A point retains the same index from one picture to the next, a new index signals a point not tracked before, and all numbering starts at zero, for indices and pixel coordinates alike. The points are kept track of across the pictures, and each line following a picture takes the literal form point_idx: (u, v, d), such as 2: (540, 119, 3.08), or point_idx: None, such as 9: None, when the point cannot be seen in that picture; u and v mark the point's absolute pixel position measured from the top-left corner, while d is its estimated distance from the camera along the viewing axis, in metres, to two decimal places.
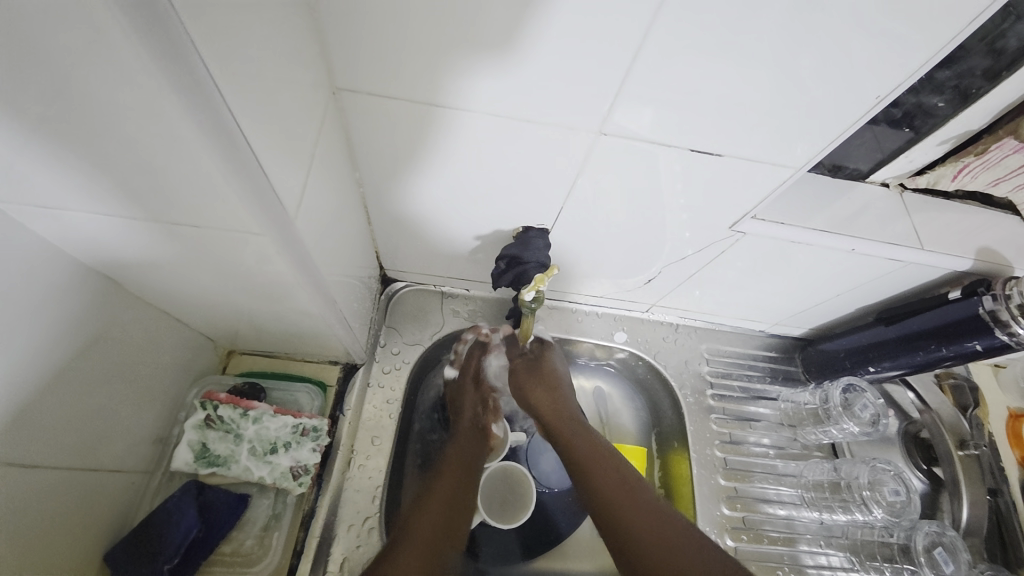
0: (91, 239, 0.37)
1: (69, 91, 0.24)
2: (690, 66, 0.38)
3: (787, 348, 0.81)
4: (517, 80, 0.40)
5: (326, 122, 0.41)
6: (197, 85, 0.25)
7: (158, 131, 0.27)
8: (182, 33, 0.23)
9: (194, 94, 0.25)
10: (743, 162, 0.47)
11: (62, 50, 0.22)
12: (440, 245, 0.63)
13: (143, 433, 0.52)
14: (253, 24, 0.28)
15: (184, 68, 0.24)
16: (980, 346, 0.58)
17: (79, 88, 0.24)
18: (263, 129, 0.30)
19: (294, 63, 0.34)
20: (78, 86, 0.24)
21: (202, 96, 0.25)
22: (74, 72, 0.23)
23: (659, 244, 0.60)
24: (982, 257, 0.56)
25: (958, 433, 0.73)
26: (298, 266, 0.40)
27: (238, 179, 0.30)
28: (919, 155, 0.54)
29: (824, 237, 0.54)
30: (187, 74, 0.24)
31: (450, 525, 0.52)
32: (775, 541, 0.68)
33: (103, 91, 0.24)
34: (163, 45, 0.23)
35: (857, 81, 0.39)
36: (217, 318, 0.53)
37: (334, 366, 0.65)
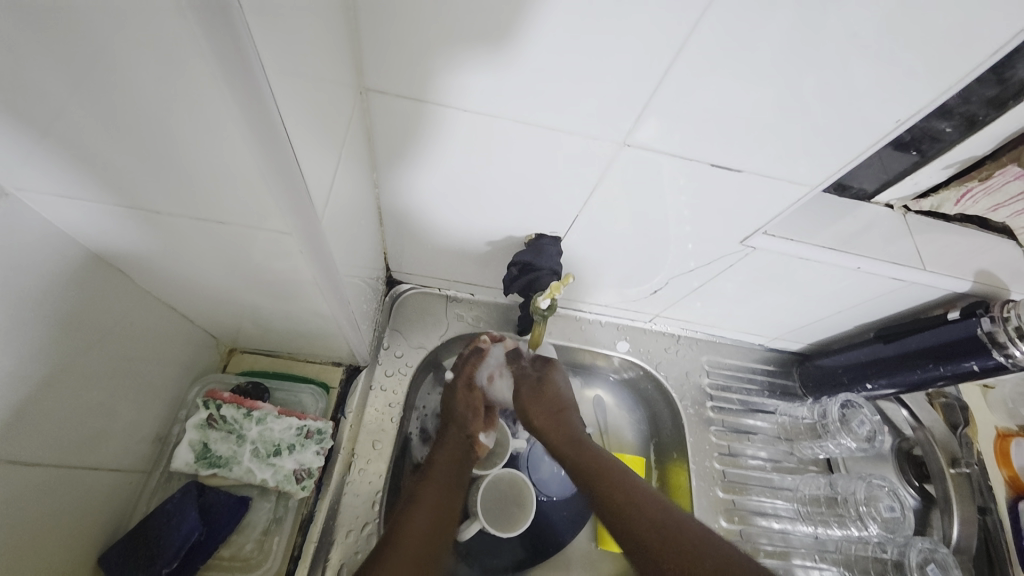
0: (106, 228, 0.36)
1: (114, 75, 0.24)
2: (712, 84, 0.39)
3: (785, 362, 0.82)
4: (533, 86, 0.40)
5: (353, 123, 0.41)
6: (248, 80, 0.24)
7: (196, 123, 0.26)
8: (242, 35, 0.23)
9: (241, 89, 0.25)
10: (758, 178, 0.48)
11: (109, 38, 0.22)
12: (451, 249, 0.63)
13: (142, 429, 0.50)
14: (299, 20, 0.28)
15: (238, 63, 0.24)
16: (976, 367, 0.59)
17: (123, 73, 0.23)
18: (302, 127, 0.30)
19: (330, 62, 0.33)
20: (121, 71, 0.23)
21: (251, 91, 0.25)
22: (125, 58, 0.23)
23: (667, 256, 0.61)
24: (979, 279, 0.58)
25: (949, 451, 0.75)
26: (318, 266, 0.40)
27: (271, 177, 0.29)
28: (925, 177, 0.55)
29: (830, 254, 0.55)
30: (239, 67, 0.24)
31: (438, 531, 0.53)
32: (770, 555, 0.68)
33: (149, 78, 0.24)
34: (219, 34, 0.22)
35: (874, 106, 0.40)
36: (224, 314, 0.52)
37: (336, 367, 0.65)
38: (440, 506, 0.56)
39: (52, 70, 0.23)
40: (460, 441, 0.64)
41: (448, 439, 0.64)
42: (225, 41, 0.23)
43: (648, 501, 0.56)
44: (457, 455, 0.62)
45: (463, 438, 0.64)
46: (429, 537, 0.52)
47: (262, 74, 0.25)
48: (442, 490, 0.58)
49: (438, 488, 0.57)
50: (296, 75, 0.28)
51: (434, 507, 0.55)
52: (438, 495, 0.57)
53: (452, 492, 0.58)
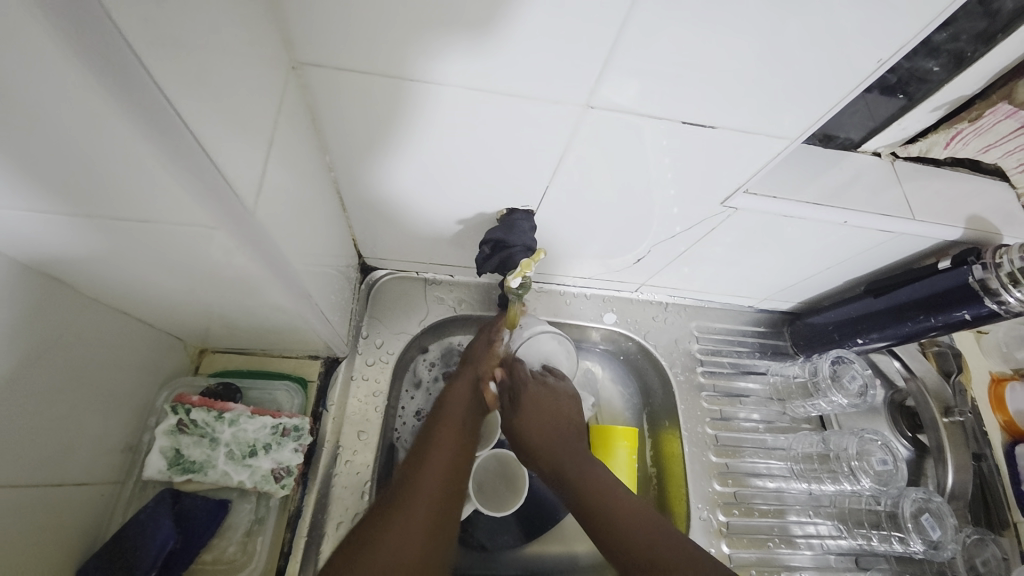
0: (26, 237, 0.33)
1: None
2: (676, 38, 0.36)
3: (776, 322, 0.81)
4: (484, 55, 0.37)
5: (286, 101, 0.37)
6: (136, 82, 0.23)
7: (85, 122, 0.23)
8: (102, 10, 0.20)
9: (131, 90, 0.23)
10: (737, 135, 0.45)
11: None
12: (421, 230, 0.60)
13: (111, 441, 0.49)
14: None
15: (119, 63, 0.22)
16: (969, 315, 0.58)
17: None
18: (214, 125, 0.28)
19: (239, 37, 0.30)
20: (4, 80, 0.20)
21: (143, 94, 0.23)
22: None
23: (649, 221, 0.58)
24: (971, 226, 0.56)
25: (942, 400, 0.75)
26: (263, 259, 0.37)
27: (180, 167, 0.27)
28: (912, 122, 0.52)
29: (815, 210, 0.53)
30: (123, 67, 0.22)
31: (453, 477, 0.55)
32: (765, 513, 0.69)
33: (23, 94, 0.21)
34: (83, 20, 0.20)
35: (852, 51, 0.37)
36: (184, 316, 0.49)
37: (313, 361, 0.63)
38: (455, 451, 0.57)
39: None
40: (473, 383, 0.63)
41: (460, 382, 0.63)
42: (82, 14, 0.20)
43: (633, 510, 0.56)
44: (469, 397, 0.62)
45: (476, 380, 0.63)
46: (446, 484, 0.54)
47: (153, 77, 0.23)
48: (455, 434, 0.59)
49: (452, 432, 0.58)
50: (193, 67, 0.26)
51: (450, 450, 0.57)
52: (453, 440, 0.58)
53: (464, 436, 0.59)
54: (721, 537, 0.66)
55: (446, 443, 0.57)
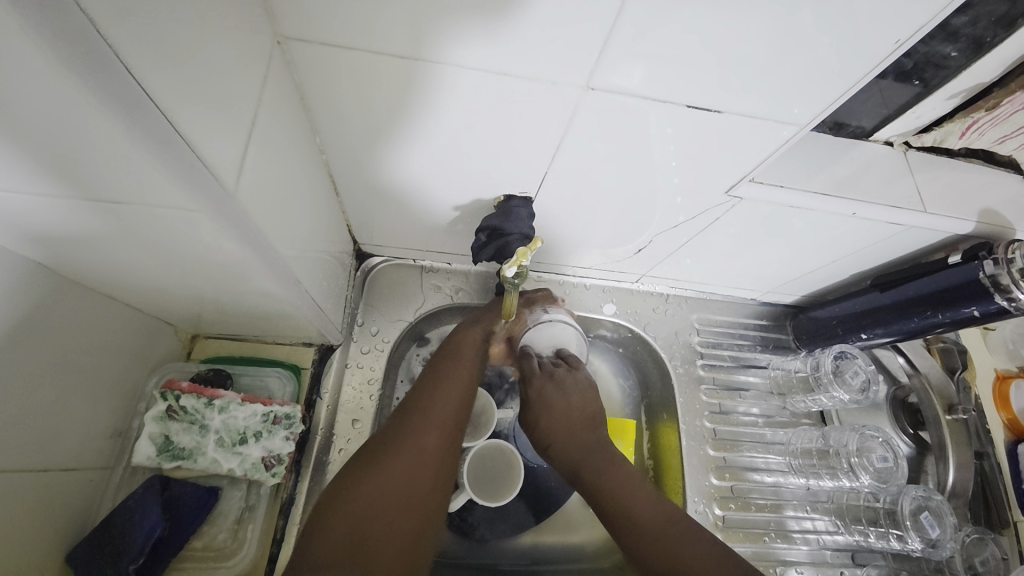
0: (0, 218, 0.32)
1: None
2: (680, 16, 0.34)
3: (778, 316, 0.80)
4: (479, 31, 0.35)
5: (270, 78, 0.35)
6: (87, 42, 0.21)
7: (51, 101, 0.22)
8: None
9: (91, 60, 0.22)
10: (743, 120, 0.43)
11: None
12: (417, 216, 0.59)
13: (99, 426, 0.48)
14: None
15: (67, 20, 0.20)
16: (977, 312, 0.56)
17: None
18: (184, 96, 0.26)
19: (216, 7, 0.28)
20: None
21: (98, 57, 0.22)
22: None
23: (650, 210, 0.56)
24: (984, 220, 0.54)
25: (946, 397, 0.73)
26: (248, 244, 0.36)
27: (159, 148, 0.26)
28: (927, 110, 0.50)
29: (822, 201, 0.51)
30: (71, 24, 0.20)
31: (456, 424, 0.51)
32: (762, 508, 0.68)
33: None
34: None
35: (866, 31, 0.35)
36: (172, 301, 0.48)
37: (307, 348, 0.62)
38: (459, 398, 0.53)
39: None
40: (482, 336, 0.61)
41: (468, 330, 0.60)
42: None
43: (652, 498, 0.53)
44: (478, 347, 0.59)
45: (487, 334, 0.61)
46: (448, 432, 0.50)
47: (105, 36, 0.21)
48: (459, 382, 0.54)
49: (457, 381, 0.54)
50: (158, 33, 0.24)
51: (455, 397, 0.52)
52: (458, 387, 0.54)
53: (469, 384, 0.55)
54: (717, 530, 0.66)
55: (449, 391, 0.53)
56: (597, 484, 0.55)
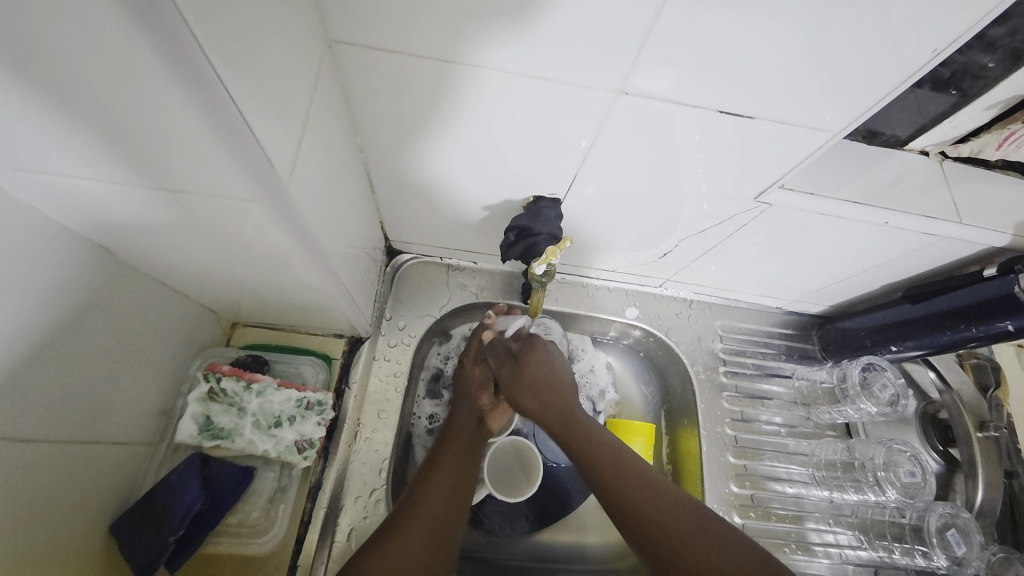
0: (73, 203, 0.35)
1: (46, 51, 0.22)
2: (713, 23, 0.34)
3: (804, 326, 0.79)
4: (519, 37, 0.37)
5: (320, 80, 0.38)
6: (175, 40, 0.23)
7: (137, 92, 0.25)
8: None
9: (180, 62, 0.24)
10: (775, 126, 0.43)
11: (47, 23, 0.21)
12: (447, 215, 0.61)
13: (147, 404, 0.51)
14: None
15: (158, 20, 0.22)
16: (1012, 327, 0.54)
17: (48, 43, 0.22)
18: (249, 93, 0.28)
19: (280, 13, 0.30)
20: (61, 46, 0.22)
21: (181, 53, 0.23)
22: (56, 37, 0.21)
23: (678, 215, 0.57)
24: (1022, 233, 0.53)
25: (977, 414, 0.71)
26: (293, 234, 0.38)
27: (227, 143, 0.28)
28: (965, 120, 0.50)
29: (854, 209, 0.51)
30: (161, 22, 0.22)
31: (456, 498, 0.55)
32: (783, 518, 0.67)
33: (80, 59, 0.23)
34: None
35: (900, 40, 0.35)
36: (216, 289, 0.51)
37: (338, 339, 0.64)
38: (459, 471, 0.57)
39: None
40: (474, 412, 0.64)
41: (461, 409, 0.64)
42: None
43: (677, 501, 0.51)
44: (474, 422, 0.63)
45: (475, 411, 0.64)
46: (450, 502, 0.54)
47: (191, 33, 0.23)
48: (460, 455, 0.59)
49: (457, 453, 0.59)
50: (231, 32, 0.26)
51: (454, 471, 0.57)
52: (457, 460, 0.58)
53: (468, 457, 0.59)
54: None
55: (449, 464, 0.57)
56: (617, 496, 0.52)
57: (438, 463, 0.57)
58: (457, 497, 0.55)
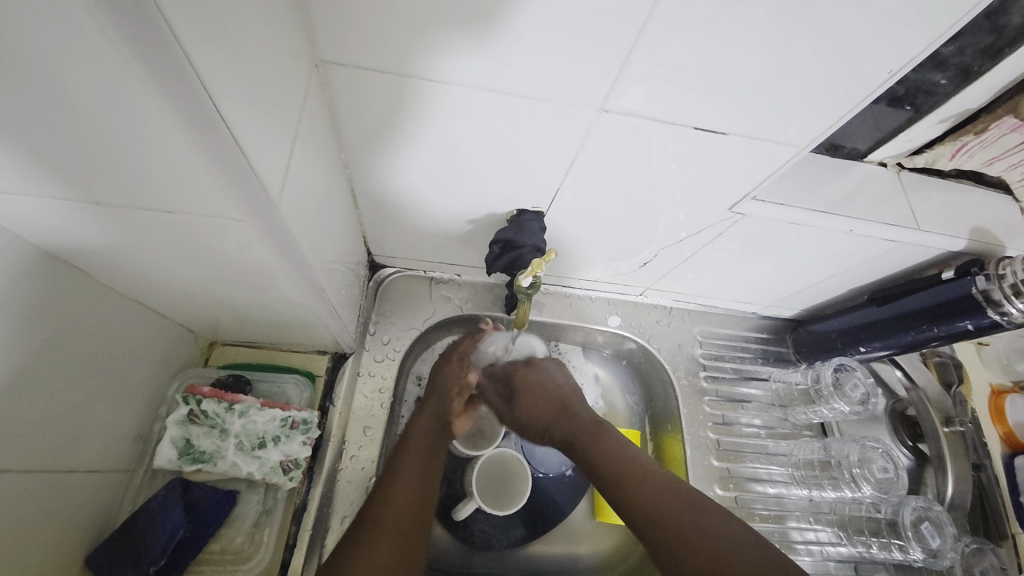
0: (47, 225, 0.34)
1: (26, 68, 0.22)
2: (689, 42, 0.36)
3: (778, 329, 0.82)
4: (506, 57, 0.38)
5: (308, 99, 0.38)
6: (168, 53, 0.23)
7: (123, 111, 0.24)
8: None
9: (171, 82, 0.24)
10: (747, 141, 0.46)
11: (32, 40, 0.20)
12: (431, 229, 0.61)
13: (121, 429, 0.49)
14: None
15: (152, 34, 0.22)
16: (971, 326, 0.58)
17: (33, 63, 0.21)
18: (236, 107, 0.28)
19: (267, 34, 0.31)
20: (46, 64, 0.21)
21: (173, 67, 0.23)
22: (39, 53, 0.21)
23: (656, 226, 0.58)
24: (975, 237, 0.56)
25: (943, 411, 0.75)
26: (280, 251, 0.38)
27: (217, 161, 0.28)
28: (919, 134, 0.53)
29: (822, 218, 0.53)
30: (153, 33, 0.22)
31: (420, 508, 0.53)
32: (766, 519, 0.69)
33: (64, 78, 0.22)
34: (130, 15, 0.21)
35: (859, 60, 0.37)
36: (196, 308, 0.50)
37: (321, 356, 0.63)
38: (422, 480, 0.55)
39: None
40: (439, 415, 0.62)
41: (424, 414, 0.62)
42: (135, 11, 0.21)
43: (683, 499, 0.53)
44: (435, 426, 0.61)
45: (442, 410, 0.63)
46: (413, 513, 0.52)
47: (181, 44, 0.24)
48: (420, 463, 0.57)
49: (418, 460, 0.57)
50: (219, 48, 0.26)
51: (417, 479, 0.55)
52: (419, 467, 0.56)
53: (430, 465, 0.57)
54: None
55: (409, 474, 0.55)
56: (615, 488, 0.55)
57: (399, 471, 0.55)
58: (421, 508, 0.53)
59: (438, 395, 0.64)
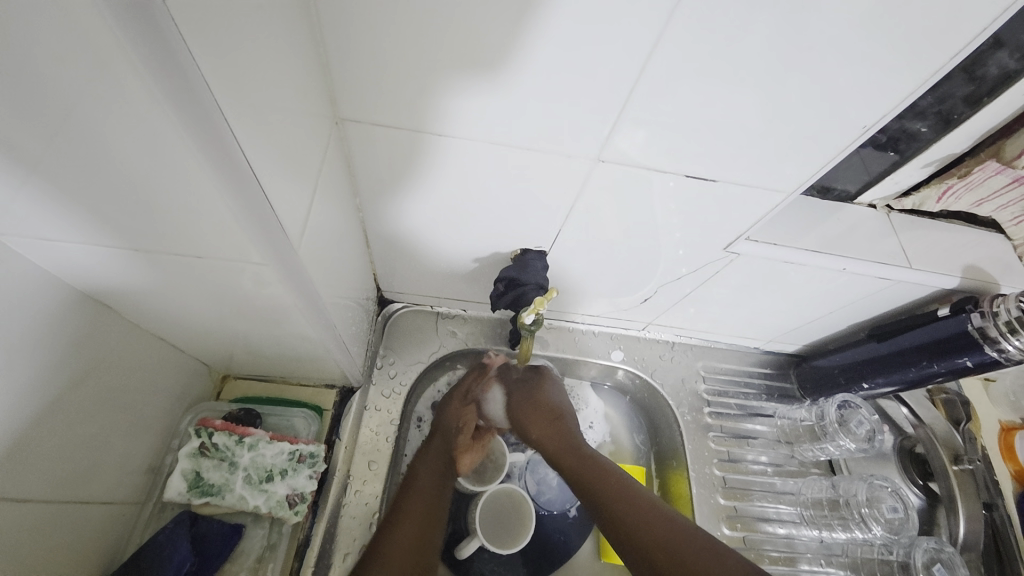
0: (86, 268, 0.37)
1: (94, 136, 0.25)
2: (681, 97, 0.39)
3: (781, 365, 0.82)
4: (514, 111, 0.41)
5: (328, 152, 0.41)
6: (201, 109, 0.25)
7: (167, 170, 0.27)
8: (198, 76, 0.24)
9: (211, 145, 0.27)
10: (738, 186, 0.48)
11: (96, 112, 0.24)
12: (438, 266, 0.63)
13: (135, 461, 0.51)
14: (255, 56, 0.29)
15: (187, 94, 0.24)
16: (971, 362, 0.59)
17: (97, 131, 0.25)
18: (268, 166, 0.31)
19: (293, 96, 0.34)
20: (103, 129, 0.25)
21: (206, 121, 0.26)
22: (100, 122, 0.24)
23: (655, 263, 0.60)
24: (968, 275, 0.58)
25: (951, 447, 0.74)
26: (297, 290, 0.40)
27: (244, 211, 0.31)
28: (905, 177, 0.56)
29: (815, 257, 0.55)
30: (198, 106, 0.25)
31: (421, 550, 0.53)
32: (776, 561, 0.68)
33: (123, 143, 0.26)
34: (182, 94, 0.24)
35: (841, 111, 0.40)
36: (212, 342, 0.52)
37: (329, 390, 0.65)
38: (425, 522, 0.56)
39: (17, 124, 0.24)
40: (444, 454, 0.63)
41: (430, 452, 0.63)
42: (186, 89, 0.24)
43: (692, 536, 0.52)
44: (440, 466, 0.62)
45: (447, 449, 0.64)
46: (414, 556, 0.52)
47: (223, 115, 0.26)
48: (423, 505, 0.57)
49: (421, 500, 0.57)
50: (256, 113, 0.30)
51: (419, 519, 0.55)
52: (421, 508, 0.57)
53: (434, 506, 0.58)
54: None
55: (414, 515, 0.56)
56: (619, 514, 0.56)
57: (402, 512, 0.55)
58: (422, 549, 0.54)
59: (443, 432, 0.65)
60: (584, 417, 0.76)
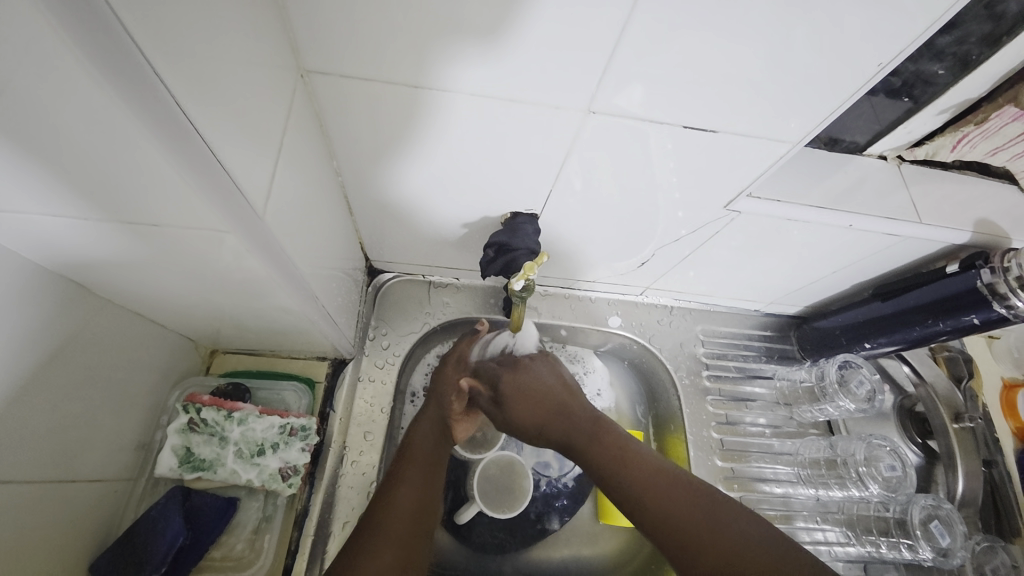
0: (48, 241, 0.34)
1: (12, 102, 0.22)
2: (677, 43, 0.36)
3: (782, 326, 0.81)
4: (498, 60, 0.38)
5: (293, 109, 0.38)
6: (119, 48, 0.22)
7: (103, 134, 0.25)
8: (115, 18, 0.21)
9: (144, 98, 0.24)
10: (738, 138, 0.45)
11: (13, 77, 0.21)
12: (427, 231, 0.61)
13: (123, 439, 0.50)
14: None
15: (107, 38, 0.21)
16: (977, 320, 0.57)
17: (17, 98, 0.22)
18: (216, 123, 0.28)
19: (245, 45, 0.31)
20: (22, 92, 0.22)
21: (128, 64, 0.22)
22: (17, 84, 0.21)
23: (652, 224, 0.58)
24: (980, 229, 0.55)
25: (952, 406, 0.74)
26: (271, 261, 0.38)
27: (195, 173, 0.28)
28: (918, 125, 0.52)
29: (819, 214, 0.53)
30: (122, 55, 0.22)
31: (420, 517, 0.53)
32: (773, 519, 0.68)
33: (49, 107, 0.23)
34: (103, 42, 0.21)
35: (853, 52, 0.37)
36: (194, 317, 0.50)
37: (321, 362, 0.64)
38: (422, 490, 0.55)
39: None
40: (441, 422, 0.62)
41: (427, 422, 0.61)
42: (105, 33, 0.21)
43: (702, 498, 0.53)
44: (438, 432, 0.61)
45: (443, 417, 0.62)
46: (413, 522, 0.52)
47: (152, 64, 0.24)
48: (420, 473, 0.56)
49: (418, 469, 0.56)
50: (195, 62, 0.26)
51: (416, 489, 0.55)
52: (417, 477, 0.56)
53: (432, 475, 0.57)
54: None
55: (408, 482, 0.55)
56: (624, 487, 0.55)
57: (398, 481, 0.55)
58: (422, 516, 0.54)
59: (437, 399, 0.63)
60: (591, 383, 0.76)
